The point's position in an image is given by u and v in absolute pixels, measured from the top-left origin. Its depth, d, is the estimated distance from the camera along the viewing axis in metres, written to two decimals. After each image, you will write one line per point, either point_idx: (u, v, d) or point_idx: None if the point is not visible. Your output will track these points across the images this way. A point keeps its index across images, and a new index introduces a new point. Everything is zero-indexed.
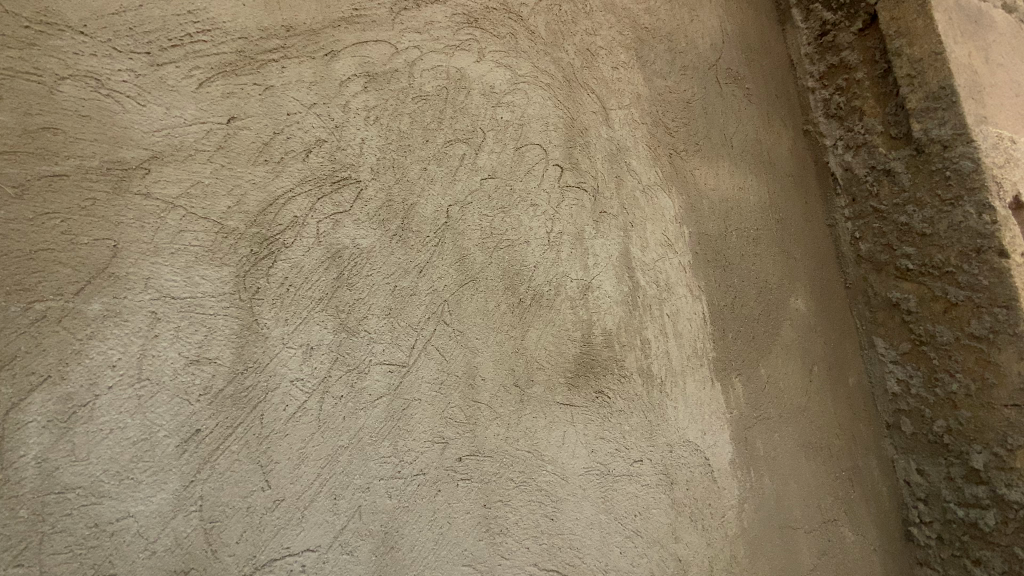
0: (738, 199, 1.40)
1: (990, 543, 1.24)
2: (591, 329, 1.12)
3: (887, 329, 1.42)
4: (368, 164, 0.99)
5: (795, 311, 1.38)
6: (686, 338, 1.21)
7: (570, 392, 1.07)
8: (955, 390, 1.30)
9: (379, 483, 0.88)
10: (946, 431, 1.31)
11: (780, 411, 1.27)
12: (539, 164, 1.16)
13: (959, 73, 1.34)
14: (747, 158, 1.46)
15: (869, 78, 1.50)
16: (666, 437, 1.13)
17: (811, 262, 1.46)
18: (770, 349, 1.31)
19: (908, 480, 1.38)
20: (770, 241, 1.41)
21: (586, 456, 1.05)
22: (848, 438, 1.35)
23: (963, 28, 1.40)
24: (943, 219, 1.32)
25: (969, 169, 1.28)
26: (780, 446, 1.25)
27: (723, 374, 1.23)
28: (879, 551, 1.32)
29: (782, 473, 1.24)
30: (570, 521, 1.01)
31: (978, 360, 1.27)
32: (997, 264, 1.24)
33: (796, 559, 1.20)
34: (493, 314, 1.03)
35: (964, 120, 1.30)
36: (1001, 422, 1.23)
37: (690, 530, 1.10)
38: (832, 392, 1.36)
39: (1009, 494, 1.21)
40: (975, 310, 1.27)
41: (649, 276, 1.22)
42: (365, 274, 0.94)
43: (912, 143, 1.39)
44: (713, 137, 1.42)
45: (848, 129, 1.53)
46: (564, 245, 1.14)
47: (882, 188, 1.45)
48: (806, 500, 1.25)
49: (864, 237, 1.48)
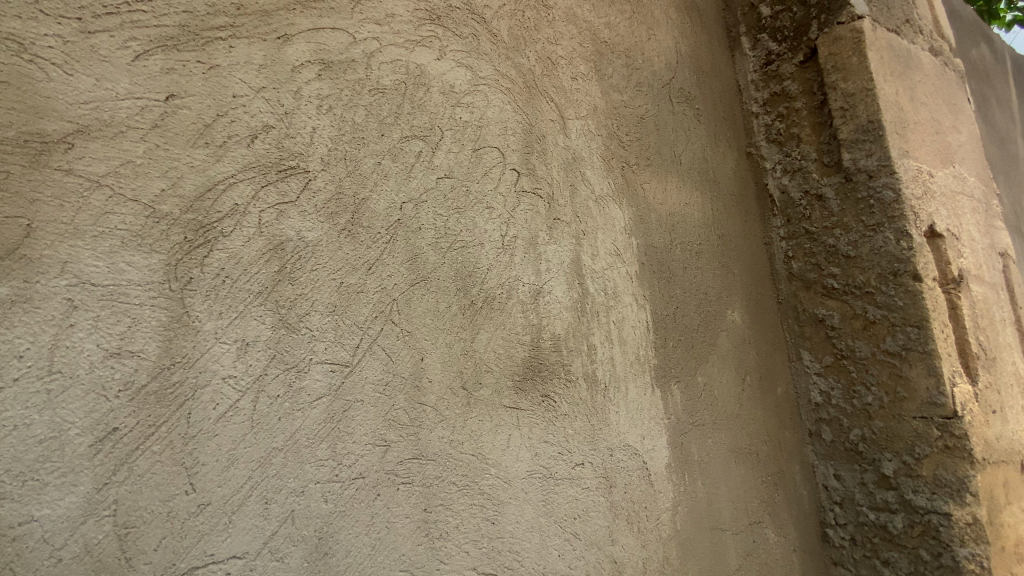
0: (684, 214, 1.46)
1: (897, 544, 1.35)
2: (540, 334, 1.13)
3: (813, 343, 1.52)
4: (318, 155, 0.95)
5: (731, 323, 1.45)
6: (630, 345, 1.25)
7: (517, 395, 1.07)
8: (870, 402, 1.40)
9: (314, 486, 0.85)
10: (861, 440, 1.41)
11: (714, 418, 1.33)
12: (495, 166, 1.16)
13: (887, 109, 1.45)
14: (694, 175, 1.52)
15: (807, 108, 1.60)
16: (607, 441, 1.15)
17: (748, 277, 1.54)
18: (707, 358, 1.37)
19: (826, 485, 1.47)
20: (711, 255, 1.48)
21: (530, 460, 1.05)
22: (774, 444, 1.43)
23: (891, 68, 1.53)
24: (867, 243, 1.43)
25: (890, 199, 1.40)
26: (713, 451, 1.31)
27: (663, 381, 1.27)
28: (798, 552, 1.40)
29: (714, 477, 1.29)
30: (511, 524, 1.01)
31: (891, 375, 1.37)
32: (911, 287, 1.35)
33: (723, 559, 1.26)
34: (443, 315, 1.02)
35: (888, 153, 1.41)
36: (909, 432, 1.33)
37: (627, 532, 1.13)
38: (762, 401, 1.44)
39: (915, 499, 1.32)
40: (891, 328, 1.38)
41: (598, 284, 1.24)
42: (309, 268, 0.90)
43: (842, 171, 1.50)
44: (664, 152, 1.47)
45: (786, 154, 1.63)
46: (517, 249, 1.15)
47: (813, 211, 1.55)
48: (734, 503, 1.31)
49: (796, 256, 1.57)
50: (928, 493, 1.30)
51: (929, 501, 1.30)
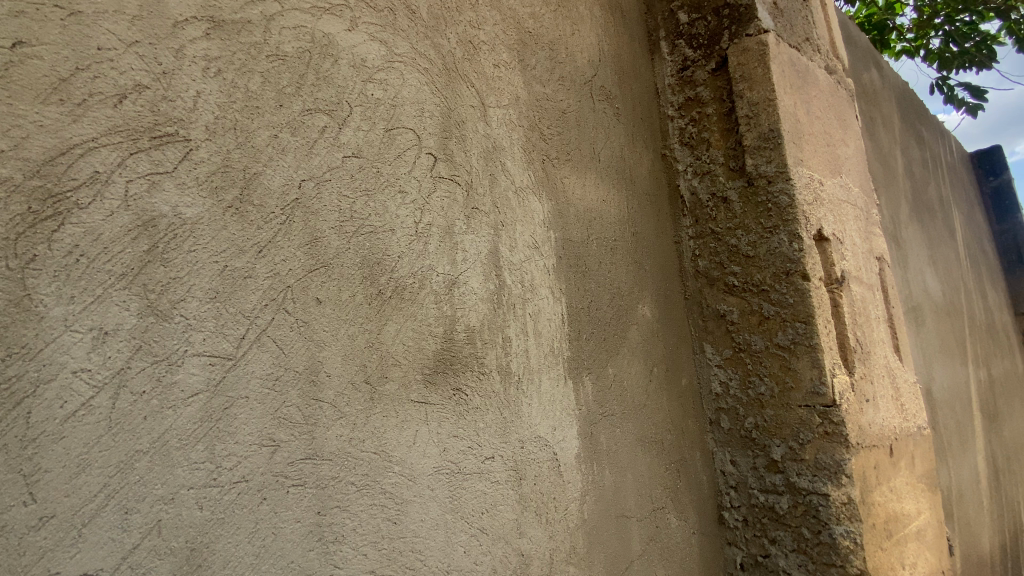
0: (601, 210, 1.48)
1: (783, 524, 1.44)
2: (453, 325, 1.08)
3: (715, 337, 1.60)
4: (202, 122, 0.85)
5: (642, 317, 1.49)
6: (545, 338, 1.24)
7: (427, 389, 1.01)
8: (763, 392, 1.50)
9: (186, 492, 0.75)
10: (755, 427, 1.50)
11: (623, 409, 1.36)
12: (410, 149, 1.09)
13: (786, 119, 1.56)
14: (612, 172, 1.55)
15: (717, 114, 1.68)
16: (518, 433, 1.14)
17: (659, 274, 1.60)
18: (618, 350, 1.40)
19: (723, 470, 1.55)
20: (626, 251, 1.51)
21: (437, 456, 1.00)
22: (678, 433, 1.49)
23: (791, 82, 1.64)
24: (764, 244, 1.53)
25: (785, 203, 1.50)
26: (621, 440, 1.34)
27: (576, 374, 1.28)
28: (697, 535, 1.47)
29: (621, 466, 1.32)
30: (414, 523, 0.95)
31: (781, 367, 1.47)
32: (800, 285, 1.46)
33: (627, 545, 1.29)
34: (345, 305, 0.93)
35: (785, 161, 1.51)
36: (795, 420, 1.44)
37: (534, 524, 1.13)
38: (668, 392, 1.50)
39: (799, 481, 1.42)
40: (782, 323, 1.48)
41: (515, 276, 1.22)
42: (186, 248, 0.80)
43: (745, 176, 1.58)
44: (584, 148, 1.48)
45: (697, 157, 1.70)
46: (431, 237, 1.08)
47: (719, 212, 1.63)
48: (640, 491, 1.35)
49: (702, 254, 1.65)
50: (810, 475, 1.41)
51: (811, 483, 1.40)
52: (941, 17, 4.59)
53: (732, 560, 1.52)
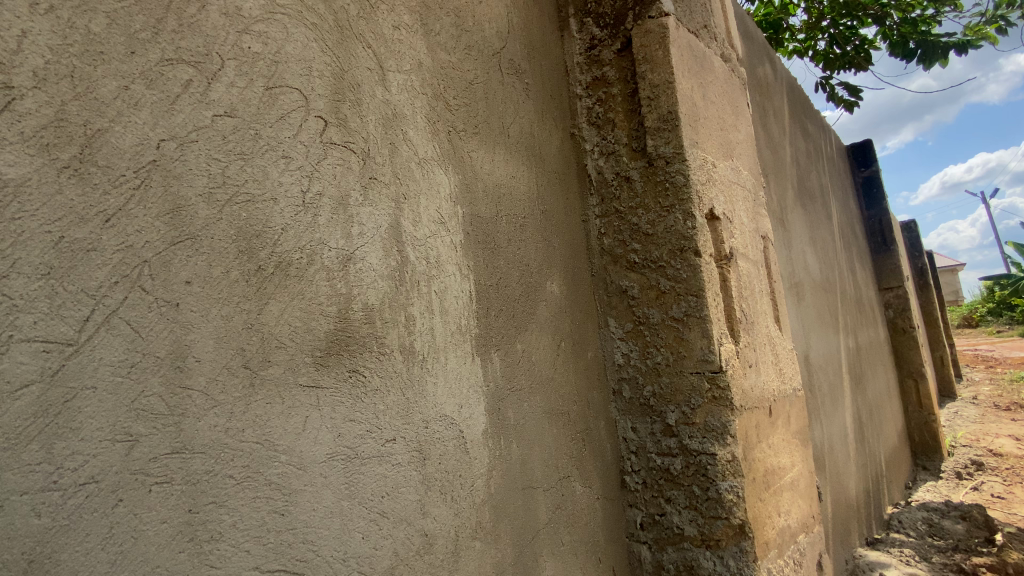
0: (509, 186, 1.45)
1: (677, 483, 1.52)
2: (349, 304, 0.99)
3: (618, 312, 1.66)
4: (28, 67, 0.70)
5: (549, 294, 1.51)
6: (451, 316, 1.18)
7: (318, 372, 0.92)
8: (660, 361, 1.58)
9: (18, 498, 0.63)
10: (653, 395, 1.58)
11: (530, 384, 1.37)
12: (296, 111, 0.98)
13: (682, 102, 1.62)
14: (521, 148, 1.52)
15: (621, 95, 1.71)
16: (422, 413, 1.07)
17: (567, 250, 1.61)
18: (526, 326, 1.40)
19: (625, 437, 1.61)
20: (533, 228, 1.50)
21: (331, 441, 0.92)
22: (583, 405, 1.52)
23: (689, 66, 1.70)
24: (662, 223, 1.60)
25: (680, 183, 1.57)
26: (528, 414, 1.34)
27: (483, 351, 1.25)
28: (601, 500, 1.50)
29: (528, 439, 1.31)
30: (305, 514, 0.87)
31: (675, 338, 1.56)
32: (693, 261, 1.54)
33: (534, 516, 1.27)
34: (217, 282, 0.83)
35: (681, 143, 1.58)
36: (687, 386, 1.53)
37: (438, 503, 1.07)
38: (573, 366, 1.53)
39: (690, 443, 1.51)
40: (676, 297, 1.56)
41: (419, 252, 1.14)
42: (7, 214, 0.67)
43: (646, 156, 1.64)
44: (491, 123, 1.44)
45: (603, 137, 1.74)
46: (322, 209, 0.98)
47: (622, 191, 1.68)
48: (546, 462, 1.35)
49: (607, 232, 1.69)
50: (700, 438, 1.50)
51: (701, 444, 1.49)
52: (827, 21, 5.06)
53: (633, 522, 1.56)
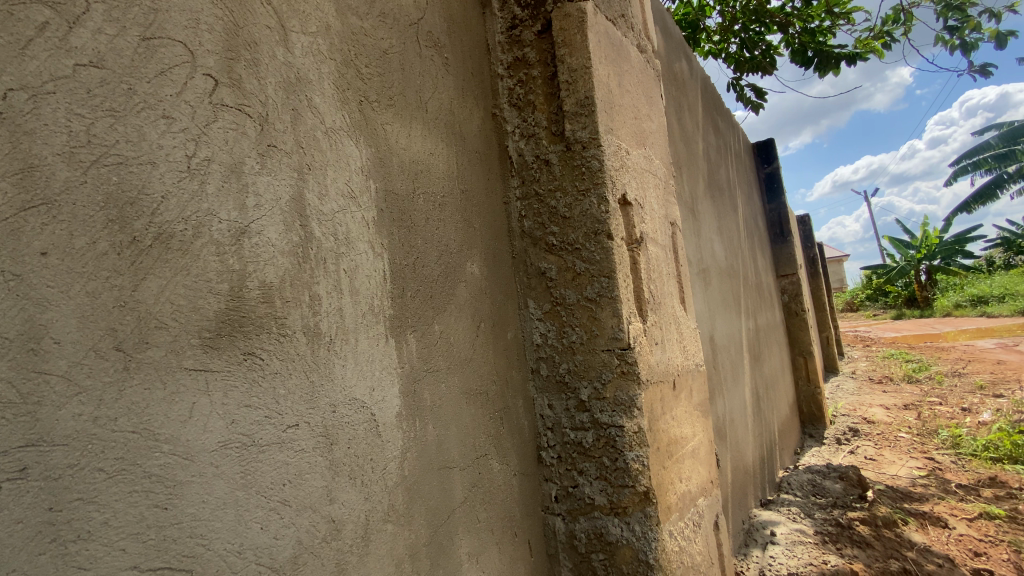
0: (427, 161, 1.38)
1: (589, 456, 1.57)
2: (244, 281, 0.91)
3: (537, 293, 1.68)
4: None
5: (469, 275, 1.47)
6: (362, 296, 1.12)
7: (206, 355, 0.85)
8: (575, 340, 1.62)
9: None
10: (568, 372, 1.62)
11: (447, 364, 1.32)
12: (180, 66, 0.88)
13: (598, 88, 1.65)
14: (441, 124, 1.46)
15: (541, 77, 1.71)
16: (329, 397, 1.01)
17: (487, 231, 1.59)
18: (445, 307, 1.35)
19: (542, 414, 1.63)
20: (454, 208, 1.45)
21: (223, 429, 0.85)
22: (503, 385, 1.52)
23: (606, 54, 1.74)
24: (578, 206, 1.63)
25: (595, 167, 1.61)
26: (446, 395, 1.30)
27: (398, 332, 1.19)
28: (518, 476, 1.51)
29: (445, 421, 1.28)
30: (193, 506, 0.80)
31: (589, 318, 1.60)
32: (606, 244, 1.59)
33: (450, 497, 1.26)
34: (81, 255, 0.74)
35: (597, 128, 1.62)
36: (599, 363, 1.58)
37: (348, 488, 1.02)
38: (494, 347, 1.51)
39: (601, 417, 1.57)
40: (590, 278, 1.60)
41: (326, 227, 1.07)
42: None
43: (564, 140, 1.66)
44: (409, 97, 1.36)
45: (523, 119, 1.73)
46: (212, 177, 0.90)
47: (542, 173, 1.69)
48: (464, 442, 1.33)
49: (527, 215, 1.70)
50: (610, 411, 1.56)
51: (611, 417, 1.55)
52: (739, 25, 5.39)
53: (548, 495, 1.61)
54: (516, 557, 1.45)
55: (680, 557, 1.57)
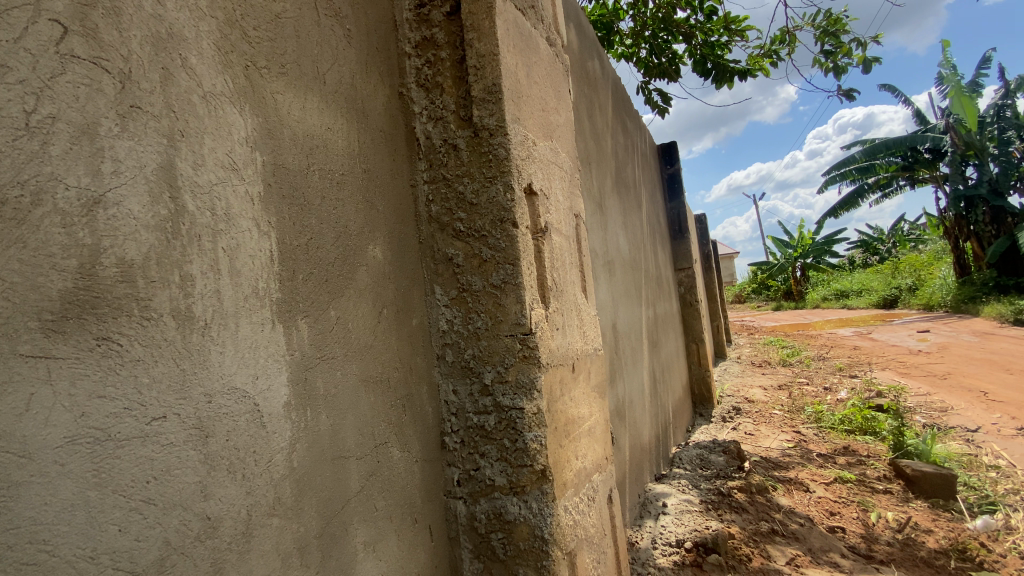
0: (324, 137, 1.30)
1: (490, 438, 1.59)
2: (98, 257, 0.81)
3: (444, 279, 1.66)
4: None
5: (371, 259, 1.41)
6: (244, 278, 1.03)
7: (47, 341, 0.74)
8: (480, 326, 1.62)
9: None
10: (473, 358, 1.62)
11: (344, 351, 1.26)
12: (17, 8, 0.75)
13: (506, 75, 1.65)
14: (341, 99, 1.39)
15: (449, 60, 1.68)
16: (204, 386, 0.93)
17: (391, 213, 1.54)
18: (342, 292, 1.28)
19: (446, 400, 1.63)
20: (354, 188, 1.38)
21: (70, 423, 0.75)
22: (406, 372, 1.49)
23: (514, 42, 1.74)
24: (485, 192, 1.63)
25: (501, 155, 1.61)
26: (341, 383, 1.24)
27: (286, 317, 1.12)
28: (420, 463, 1.50)
29: (340, 409, 1.22)
30: (32, 509, 0.70)
31: (493, 304, 1.61)
32: (511, 231, 1.60)
33: (344, 486, 1.21)
34: None
35: (504, 116, 1.61)
36: (502, 348, 1.60)
37: (226, 482, 0.95)
38: (396, 333, 1.47)
39: (504, 400, 1.58)
40: (495, 265, 1.61)
41: (202, 201, 0.97)
42: None
43: (472, 126, 1.64)
44: (304, 67, 1.27)
45: (431, 101, 1.69)
46: (57, 138, 0.78)
47: (449, 158, 1.66)
48: (360, 431, 1.28)
49: (434, 199, 1.67)
50: (512, 394, 1.58)
51: (512, 400, 1.58)
52: (649, 31, 5.68)
53: (450, 479, 1.61)
54: (415, 543, 1.44)
55: (575, 530, 1.64)
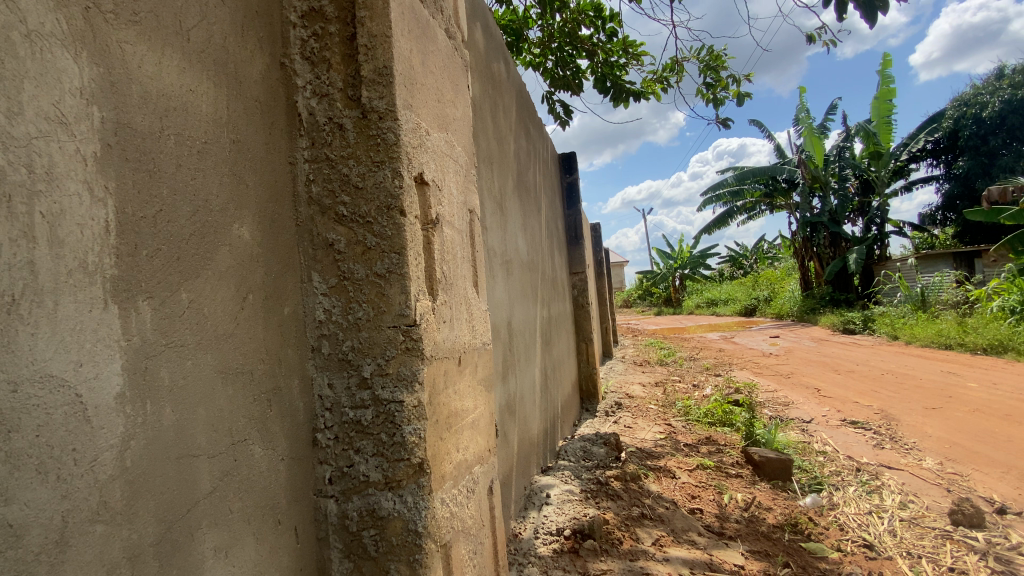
0: (185, 99, 1.16)
1: (367, 433, 1.54)
2: None
3: (323, 266, 1.57)
4: None
5: (236, 238, 1.28)
6: (69, 250, 0.89)
7: None
8: (360, 316, 1.55)
9: None
10: (351, 349, 1.55)
11: (197, 338, 1.14)
12: None
13: (399, 59, 1.59)
14: (210, 60, 1.25)
15: (339, 36, 1.59)
16: (7, 373, 0.80)
17: (264, 191, 1.42)
18: (198, 273, 1.16)
19: (320, 394, 1.55)
20: (219, 159, 1.25)
21: None
22: (273, 363, 1.38)
23: (410, 28, 1.69)
24: (371, 177, 1.56)
25: (391, 140, 1.55)
26: (192, 373, 1.11)
27: (124, 298, 0.98)
28: (286, 461, 1.40)
29: (189, 403, 1.10)
30: None
31: (376, 294, 1.55)
32: (398, 219, 1.55)
33: (192, 487, 1.10)
34: None
35: (395, 100, 1.55)
36: (384, 339, 1.54)
37: (35, 484, 0.82)
38: (264, 320, 1.36)
39: (383, 394, 1.53)
40: (379, 253, 1.55)
41: (16, 156, 0.83)
42: None
43: (360, 107, 1.57)
44: (163, 18, 1.13)
45: (317, 76, 1.59)
46: None
47: (334, 138, 1.58)
48: (214, 427, 1.16)
49: (315, 180, 1.57)
50: (391, 387, 1.53)
51: (392, 393, 1.53)
52: (555, 44, 5.89)
53: (322, 477, 1.53)
54: (277, 546, 1.34)
55: (451, 522, 1.64)
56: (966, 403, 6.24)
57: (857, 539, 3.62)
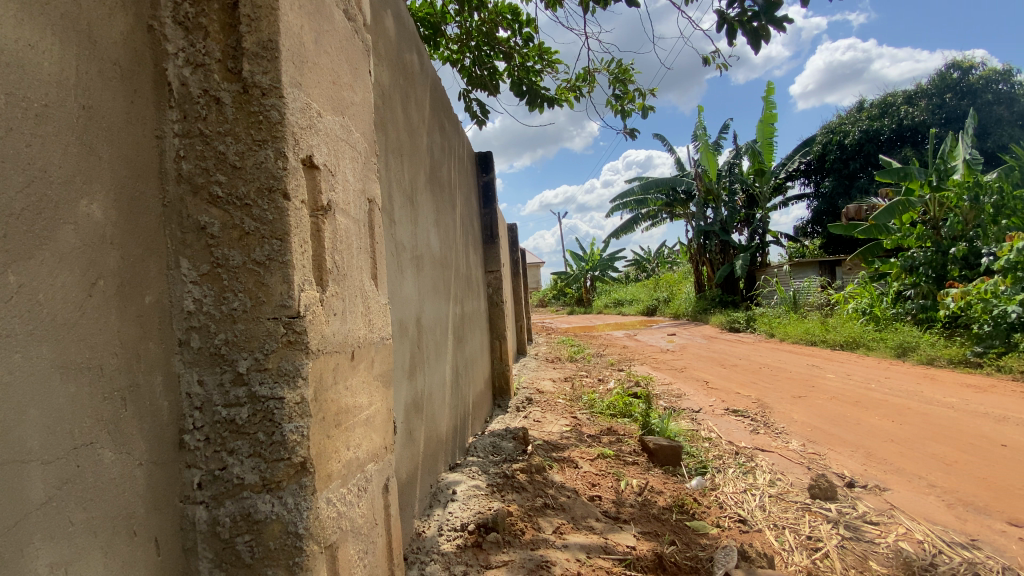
0: (20, 56, 1.02)
1: (242, 433, 1.43)
2: None
3: (194, 251, 1.43)
4: None
5: (84, 216, 1.14)
6: None
7: None
8: (236, 307, 1.43)
9: None
10: (224, 343, 1.43)
11: (28, 328, 1.00)
12: None
13: (286, 34, 1.48)
14: (52, 11, 1.09)
15: (218, 2, 1.45)
16: None
17: (122, 165, 1.27)
18: (32, 254, 1.02)
19: (188, 392, 1.41)
20: (63, 126, 1.10)
21: None
22: (129, 357, 1.24)
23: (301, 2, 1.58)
24: (251, 157, 1.45)
25: (275, 119, 1.45)
26: (20, 367, 0.98)
27: None
28: (145, 466, 1.26)
29: (17, 401, 0.97)
30: None
31: (255, 283, 1.43)
32: (281, 204, 1.45)
33: (19, 496, 0.97)
34: None
35: (280, 76, 1.45)
36: (263, 332, 1.44)
37: None
38: (119, 310, 1.22)
39: (260, 391, 1.42)
40: (259, 240, 1.44)
41: None
42: None
43: (241, 81, 1.45)
44: None
45: (191, 43, 1.44)
46: None
47: (210, 113, 1.45)
48: (50, 428, 1.03)
49: (187, 156, 1.43)
50: (270, 383, 1.43)
51: (270, 390, 1.42)
52: (472, 43, 5.87)
53: (189, 482, 1.41)
54: (132, 559, 1.21)
55: (338, 522, 1.57)
56: (824, 392, 7.15)
57: (734, 514, 4.02)
